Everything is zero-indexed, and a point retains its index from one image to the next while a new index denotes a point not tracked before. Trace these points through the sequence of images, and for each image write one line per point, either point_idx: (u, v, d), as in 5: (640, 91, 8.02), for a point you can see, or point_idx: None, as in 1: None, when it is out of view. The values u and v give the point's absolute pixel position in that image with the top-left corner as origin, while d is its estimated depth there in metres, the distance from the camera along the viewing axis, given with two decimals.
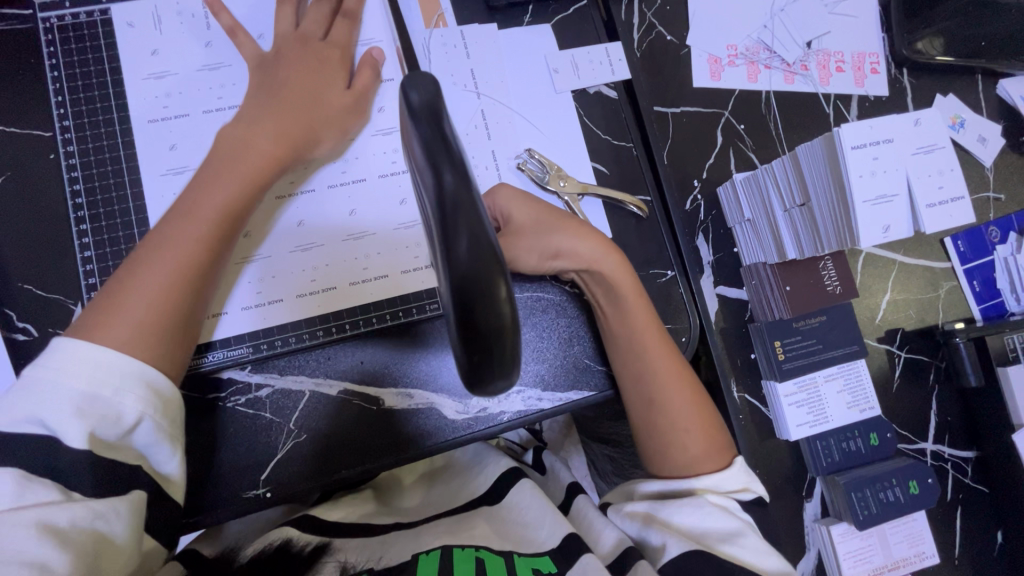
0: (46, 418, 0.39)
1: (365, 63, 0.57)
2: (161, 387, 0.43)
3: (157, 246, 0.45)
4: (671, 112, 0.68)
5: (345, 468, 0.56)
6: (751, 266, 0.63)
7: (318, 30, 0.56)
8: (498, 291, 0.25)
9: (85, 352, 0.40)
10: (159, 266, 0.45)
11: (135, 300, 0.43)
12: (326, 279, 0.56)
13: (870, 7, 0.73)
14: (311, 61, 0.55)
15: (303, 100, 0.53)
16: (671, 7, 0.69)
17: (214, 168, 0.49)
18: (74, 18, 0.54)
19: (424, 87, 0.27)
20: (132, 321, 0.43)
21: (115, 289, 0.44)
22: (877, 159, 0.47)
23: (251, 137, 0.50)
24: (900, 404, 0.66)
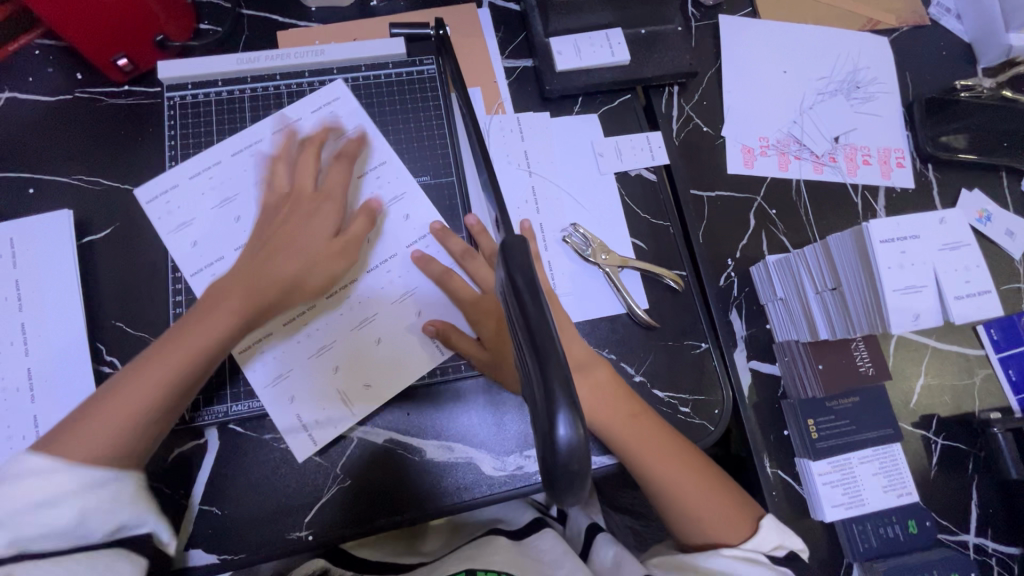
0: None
1: (364, 212, 0.60)
2: (116, 492, 0.45)
3: (128, 376, 0.48)
4: (706, 195, 0.73)
5: (386, 515, 0.58)
6: (783, 343, 0.66)
7: (311, 181, 0.59)
8: (576, 430, 0.26)
9: (41, 465, 0.43)
10: (119, 405, 0.47)
11: (98, 434, 0.45)
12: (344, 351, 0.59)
13: (893, 108, 0.79)
14: (308, 215, 0.58)
15: (295, 241, 0.56)
16: (708, 103, 0.77)
17: (205, 302, 0.53)
18: (193, 98, 0.64)
19: (521, 263, 0.31)
20: (96, 444, 0.45)
21: (108, 394, 0.47)
22: (905, 253, 0.49)
23: (244, 277, 0.54)
24: (939, 492, 0.65)
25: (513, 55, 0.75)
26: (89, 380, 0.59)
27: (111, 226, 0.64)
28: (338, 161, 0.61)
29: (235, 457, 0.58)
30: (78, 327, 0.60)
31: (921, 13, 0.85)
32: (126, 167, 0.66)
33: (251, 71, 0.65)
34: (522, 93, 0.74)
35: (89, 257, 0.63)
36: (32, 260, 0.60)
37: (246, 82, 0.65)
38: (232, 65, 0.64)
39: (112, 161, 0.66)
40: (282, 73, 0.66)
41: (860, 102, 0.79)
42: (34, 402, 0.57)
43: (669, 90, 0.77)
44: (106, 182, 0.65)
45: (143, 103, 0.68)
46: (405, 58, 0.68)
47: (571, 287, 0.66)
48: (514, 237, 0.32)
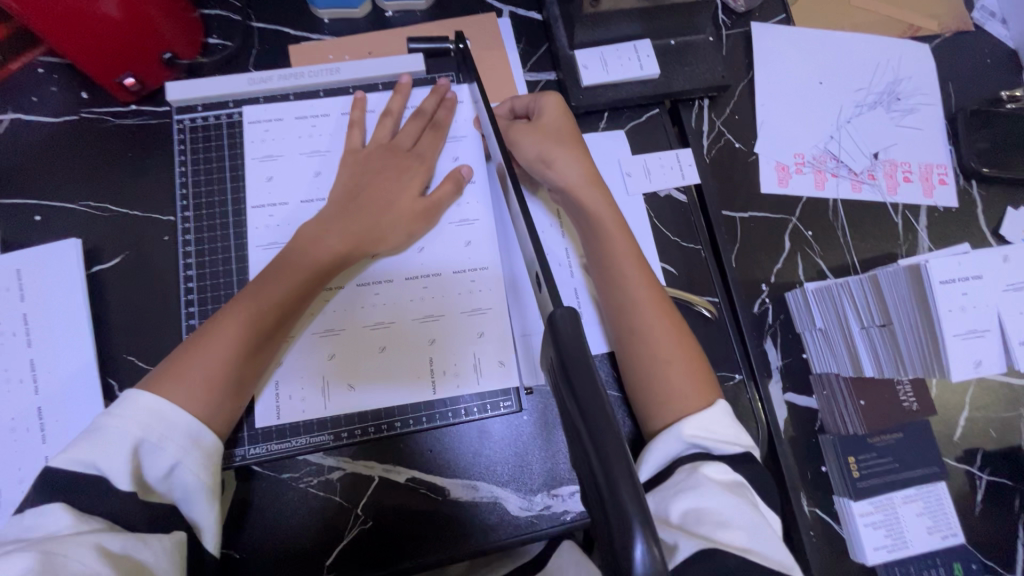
0: (93, 458, 0.42)
1: (451, 178, 0.60)
2: (203, 442, 0.46)
3: (222, 316, 0.50)
4: (738, 216, 0.70)
5: (408, 559, 0.56)
6: (822, 375, 0.62)
7: (408, 140, 0.61)
8: (654, 556, 0.23)
9: (143, 404, 0.44)
10: (212, 344, 0.49)
11: (196, 362, 0.48)
12: (367, 360, 0.57)
13: (936, 121, 0.75)
14: (390, 170, 0.59)
15: (378, 201, 0.57)
16: (740, 117, 0.73)
17: (292, 256, 0.54)
18: (204, 121, 0.61)
19: (573, 344, 0.28)
20: (193, 381, 0.47)
21: (199, 338, 0.49)
22: (967, 295, 0.46)
23: (326, 232, 0.55)
24: (984, 531, 0.62)
25: (536, 68, 0.72)
26: None
27: (121, 255, 0.62)
28: (413, 120, 0.62)
29: (252, 497, 0.56)
30: (88, 362, 0.58)
31: (964, 18, 0.80)
32: (135, 192, 0.63)
33: (263, 91, 0.62)
34: None
35: (99, 288, 0.61)
36: (40, 292, 0.58)
37: (259, 102, 0.62)
38: (243, 86, 0.61)
39: (120, 185, 0.63)
40: (295, 93, 0.63)
41: (901, 115, 0.75)
42: (45, 443, 0.55)
43: (699, 104, 0.73)
44: (114, 208, 0.63)
45: (152, 124, 0.65)
46: (425, 75, 0.65)
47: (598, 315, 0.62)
48: (563, 311, 0.29)
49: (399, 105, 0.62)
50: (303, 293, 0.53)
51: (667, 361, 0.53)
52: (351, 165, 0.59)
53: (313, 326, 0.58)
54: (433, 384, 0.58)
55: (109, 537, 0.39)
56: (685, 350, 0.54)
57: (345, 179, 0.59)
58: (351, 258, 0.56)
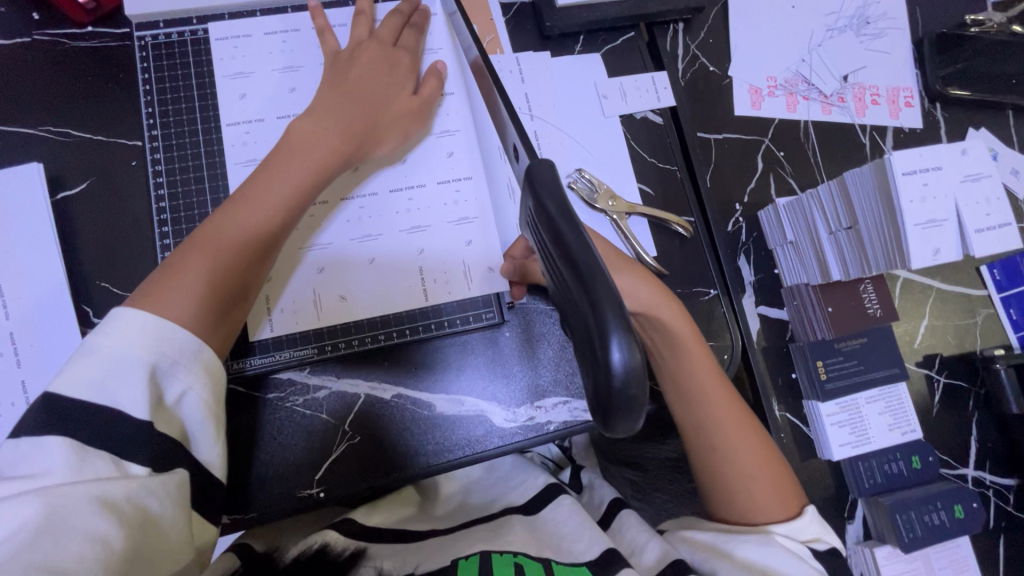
0: (99, 380, 0.39)
1: (432, 74, 0.60)
2: (212, 368, 0.44)
3: (215, 223, 0.48)
4: (713, 138, 0.71)
5: (397, 470, 0.57)
6: (792, 287, 0.65)
7: (390, 36, 0.59)
8: (633, 355, 0.24)
9: (139, 321, 0.41)
10: (208, 251, 0.46)
11: (193, 269, 0.45)
12: (355, 270, 0.57)
13: (904, 44, 0.77)
14: (380, 68, 0.57)
15: (370, 102, 0.55)
16: (714, 40, 0.73)
17: (284, 152, 0.51)
18: (167, 37, 0.59)
19: (546, 182, 0.29)
20: (191, 288, 0.44)
21: (192, 247, 0.46)
22: (927, 185, 0.48)
23: (320, 129, 0.52)
24: (941, 429, 0.66)
25: None
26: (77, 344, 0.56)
27: (86, 181, 0.60)
28: (389, 17, 0.60)
29: (240, 417, 0.56)
30: (60, 288, 0.56)
31: None
32: (97, 116, 0.61)
33: (227, 7, 0.59)
34: (520, 32, 0.69)
35: (66, 215, 0.59)
36: (5, 218, 0.56)
37: (224, 18, 0.60)
38: (207, 0, 0.59)
39: (80, 110, 0.61)
40: (262, 10, 0.61)
41: (869, 39, 0.76)
42: (20, 369, 0.54)
43: (673, 28, 0.73)
44: (76, 133, 0.60)
45: (111, 46, 0.62)
46: None
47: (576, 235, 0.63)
48: (540, 160, 0.30)
49: (371, 6, 0.61)
50: (301, 197, 0.51)
51: (750, 478, 0.52)
52: (331, 65, 0.57)
53: (296, 240, 0.57)
54: (423, 292, 0.58)
55: (110, 486, 0.37)
56: (762, 446, 0.54)
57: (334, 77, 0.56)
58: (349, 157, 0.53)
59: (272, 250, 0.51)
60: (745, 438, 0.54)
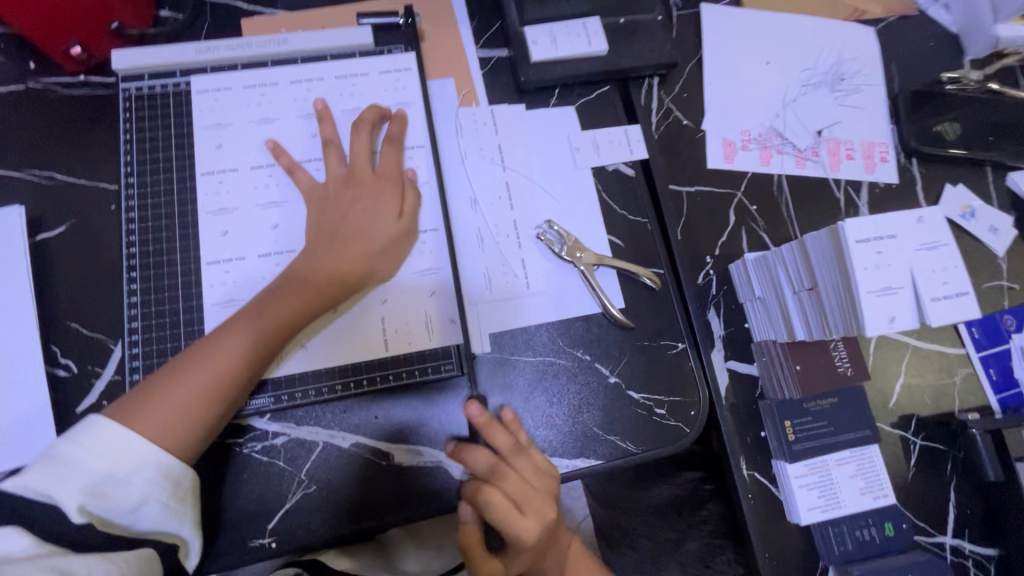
0: (54, 490, 0.43)
1: (409, 188, 0.62)
2: (171, 472, 0.47)
3: (206, 351, 0.52)
4: (685, 190, 0.71)
5: (352, 522, 0.57)
6: (762, 343, 0.64)
7: (367, 161, 0.60)
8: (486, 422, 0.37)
9: (107, 437, 0.46)
10: (197, 382, 0.50)
11: (173, 396, 0.49)
12: (320, 347, 0.58)
13: (879, 101, 0.78)
14: (369, 194, 0.59)
15: (361, 231, 0.58)
16: (688, 95, 0.75)
17: (277, 292, 0.55)
18: (150, 89, 0.61)
19: None
20: (169, 413, 0.48)
21: (182, 368, 0.51)
22: (881, 253, 0.48)
23: (311, 269, 0.56)
24: (916, 494, 0.64)
25: (487, 45, 0.72)
26: (43, 383, 0.57)
27: (65, 223, 0.62)
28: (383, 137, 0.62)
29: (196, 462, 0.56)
30: (30, 328, 0.58)
31: (908, 3, 0.82)
32: (81, 161, 0.63)
33: (210, 61, 0.62)
34: (496, 85, 0.71)
35: (43, 256, 0.60)
36: None
37: (206, 72, 0.62)
38: (191, 56, 0.62)
39: (65, 154, 0.63)
40: (243, 64, 0.63)
41: (844, 95, 0.77)
42: None
43: (648, 82, 0.74)
44: (60, 177, 0.63)
45: (100, 95, 0.65)
46: (373, 47, 0.66)
47: (543, 273, 0.65)
48: None
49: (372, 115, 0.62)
50: (283, 333, 0.54)
51: None
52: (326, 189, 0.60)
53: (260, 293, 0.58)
54: (384, 342, 0.59)
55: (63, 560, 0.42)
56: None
57: (324, 208, 0.59)
58: (337, 298, 0.56)
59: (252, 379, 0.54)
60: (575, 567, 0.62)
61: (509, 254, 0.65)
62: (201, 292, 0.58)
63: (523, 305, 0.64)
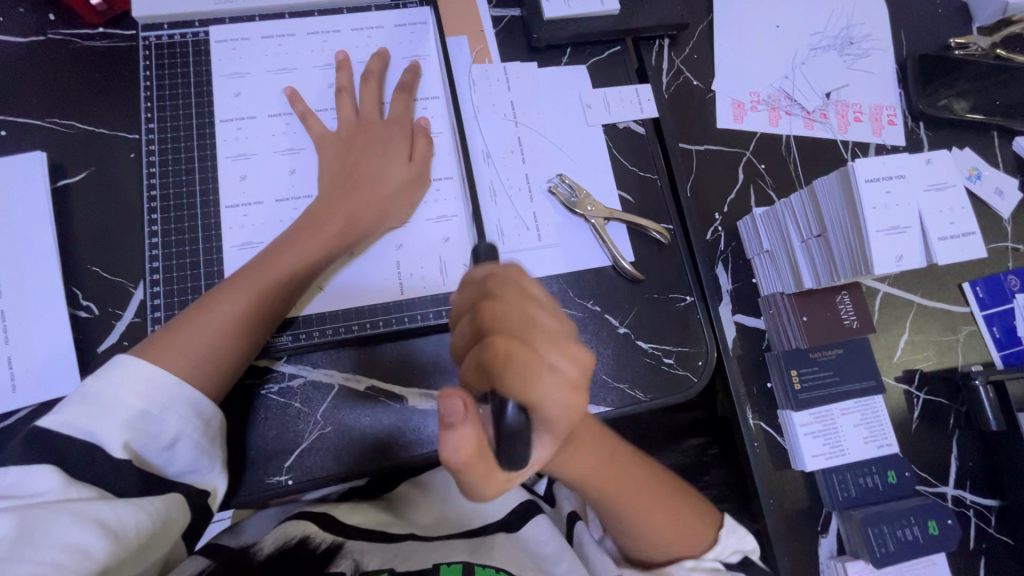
0: (91, 426, 0.43)
1: (420, 133, 0.63)
2: (203, 412, 0.48)
3: (226, 292, 0.53)
4: (695, 149, 0.72)
5: (366, 462, 0.58)
6: (768, 296, 0.65)
7: (375, 112, 0.62)
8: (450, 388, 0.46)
9: (136, 369, 0.46)
10: (220, 320, 0.51)
11: (197, 333, 0.50)
12: (338, 290, 0.59)
13: (888, 65, 0.78)
14: (379, 144, 0.61)
15: (372, 178, 0.59)
16: (698, 56, 0.75)
17: (295, 235, 0.56)
18: (170, 38, 0.62)
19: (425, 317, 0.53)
20: (190, 348, 0.49)
21: (204, 308, 0.52)
22: (890, 193, 0.49)
23: (326, 213, 0.57)
24: (920, 445, 0.65)
25: (500, 4, 0.73)
26: (65, 323, 0.58)
27: (86, 170, 0.63)
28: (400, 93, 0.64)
29: None
30: (53, 270, 0.59)
31: None
32: (101, 110, 0.64)
33: (228, 12, 0.63)
34: (509, 43, 0.72)
35: (65, 201, 0.62)
36: (6, 203, 0.59)
37: (224, 22, 0.63)
38: (209, 5, 0.63)
39: (85, 103, 0.64)
40: (261, 15, 0.64)
41: (853, 59, 0.78)
42: (9, 345, 0.57)
43: (659, 43, 0.75)
44: (80, 126, 0.64)
45: (119, 47, 0.66)
46: (388, 1, 0.67)
47: (555, 226, 0.66)
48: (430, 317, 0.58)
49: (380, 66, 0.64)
50: (301, 274, 0.55)
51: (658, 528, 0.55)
52: (340, 137, 0.61)
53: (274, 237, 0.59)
54: (399, 287, 0.60)
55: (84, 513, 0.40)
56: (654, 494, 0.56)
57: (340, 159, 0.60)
58: (351, 240, 0.58)
59: (272, 321, 0.54)
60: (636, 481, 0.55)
61: (521, 206, 0.66)
62: (220, 235, 0.59)
63: (534, 256, 0.65)
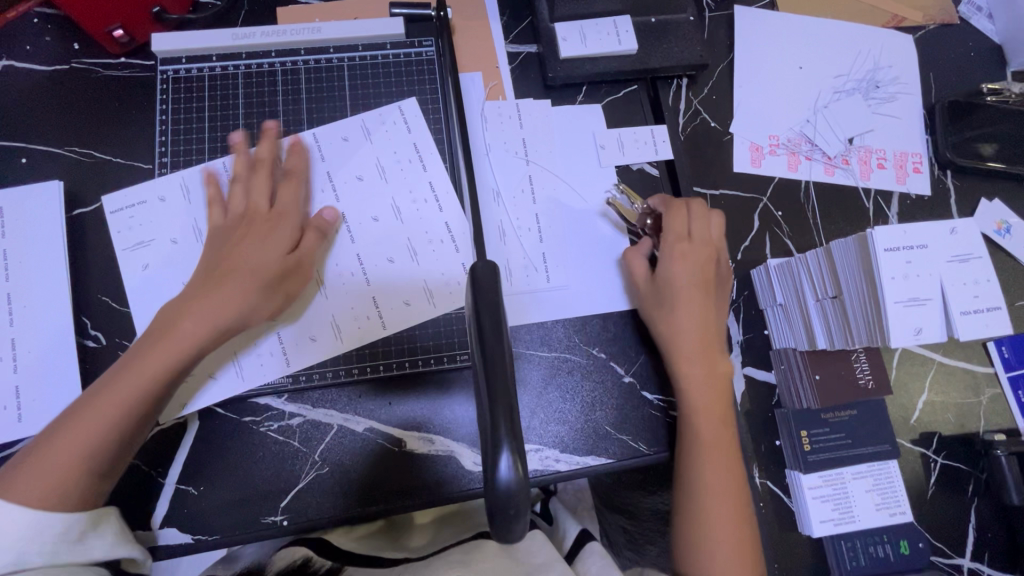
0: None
1: (314, 227, 0.59)
2: None
3: (124, 373, 0.49)
4: (709, 193, 0.71)
5: (362, 505, 0.58)
6: (780, 350, 0.63)
7: (263, 200, 0.58)
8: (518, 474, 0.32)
9: None
10: (89, 421, 0.47)
11: (67, 447, 0.47)
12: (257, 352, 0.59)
13: (914, 109, 0.76)
14: (256, 227, 0.56)
15: (254, 259, 0.54)
16: (717, 97, 0.74)
17: (192, 301, 0.52)
18: (187, 72, 0.64)
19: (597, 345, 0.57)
20: (57, 467, 0.46)
21: (81, 413, 0.48)
22: (910, 262, 0.47)
23: (229, 289, 0.53)
24: (935, 513, 0.63)
25: (517, 40, 0.73)
26: (72, 353, 0.59)
27: (101, 200, 0.63)
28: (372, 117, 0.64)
29: (210, 436, 0.58)
30: (64, 300, 0.60)
31: (951, 10, 0.80)
32: (119, 140, 0.65)
33: (246, 47, 0.64)
34: (524, 81, 0.71)
35: (78, 230, 0.62)
36: (22, 232, 0.61)
37: (241, 57, 0.65)
38: (227, 40, 0.64)
39: (103, 133, 0.65)
40: (277, 50, 0.65)
41: (879, 103, 0.75)
42: (17, 374, 0.57)
43: (677, 83, 0.74)
44: (97, 155, 0.65)
45: (138, 77, 0.67)
46: (404, 39, 0.67)
47: (563, 268, 0.65)
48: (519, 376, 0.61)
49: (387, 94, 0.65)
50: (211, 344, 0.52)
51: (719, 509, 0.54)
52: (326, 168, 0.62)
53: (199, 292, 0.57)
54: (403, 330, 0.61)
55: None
56: (737, 511, 0.55)
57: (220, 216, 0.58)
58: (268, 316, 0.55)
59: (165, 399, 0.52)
60: (726, 498, 0.55)
61: (529, 247, 0.65)
62: None
63: (541, 299, 0.64)
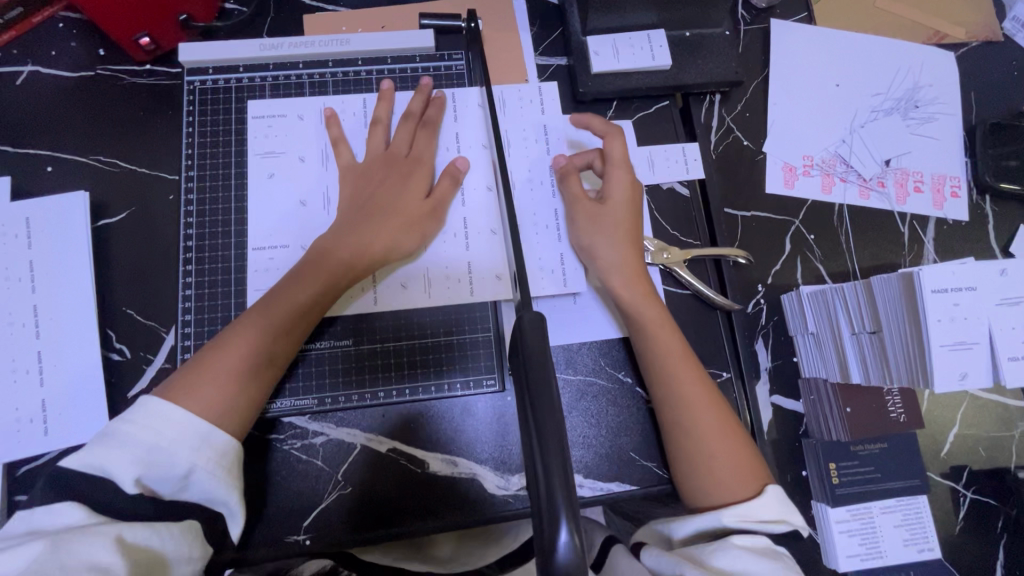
0: (107, 466, 0.44)
1: (449, 174, 0.62)
2: (217, 445, 0.47)
3: (247, 319, 0.53)
4: (740, 215, 0.69)
5: (384, 526, 0.57)
6: (810, 380, 0.62)
7: (404, 146, 0.62)
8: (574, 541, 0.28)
9: (157, 409, 0.46)
10: (247, 338, 0.52)
11: (227, 363, 0.50)
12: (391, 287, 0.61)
13: (954, 131, 0.74)
14: (392, 177, 0.60)
15: (389, 204, 0.59)
16: (750, 114, 0.72)
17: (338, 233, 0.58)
18: (214, 84, 0.63)
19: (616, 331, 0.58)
20: (217, 385, 0.49)
21: (235, 338, 0.52)
22: (958, 304, 0.45)
23: (371, 231, 0.58)
24: (963, 548, 0.62)
25: (547, 52, 0.71)
26: (98, 366, 0.59)
27: (126, 211, 0.63)
28: (405, 123, 0.63)
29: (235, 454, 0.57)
30: (89, 312, 0.59)
31: (994, 27, 0.78)
32: (143, 149, 0.65)
33: (273, 59, 0.64)
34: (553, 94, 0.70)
35: (104, 241, 0.62)
36: (48, 242, 0.60)
37: (268, 69, 0.64)
38: (255, 51, 0.63)
39: (128, 142, 0.65)
40: (304, 62, 0.65)
41: (917, 123, 0.73)
42: (43, 387, 0.57)
43: (709, 99, 0.72)
44: (122, 164, 0.64)
45: (163, 85, 0.66)
46: (433, 53, 0.67)
47: (590, 291, 0.64)
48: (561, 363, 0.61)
49: (425, 104, 0.64)
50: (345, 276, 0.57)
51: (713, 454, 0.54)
52: (353, 180, 0.61)
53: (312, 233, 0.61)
54: (429, 352, 0.61)
55: (130, 529, 0.43)
56: (726, 425, 0.56)
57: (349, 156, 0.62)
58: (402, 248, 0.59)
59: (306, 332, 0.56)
60: (708, 409, 0.56)
61: (556, 268, 0.63)
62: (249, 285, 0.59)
63: (567, 322, 0.63)
